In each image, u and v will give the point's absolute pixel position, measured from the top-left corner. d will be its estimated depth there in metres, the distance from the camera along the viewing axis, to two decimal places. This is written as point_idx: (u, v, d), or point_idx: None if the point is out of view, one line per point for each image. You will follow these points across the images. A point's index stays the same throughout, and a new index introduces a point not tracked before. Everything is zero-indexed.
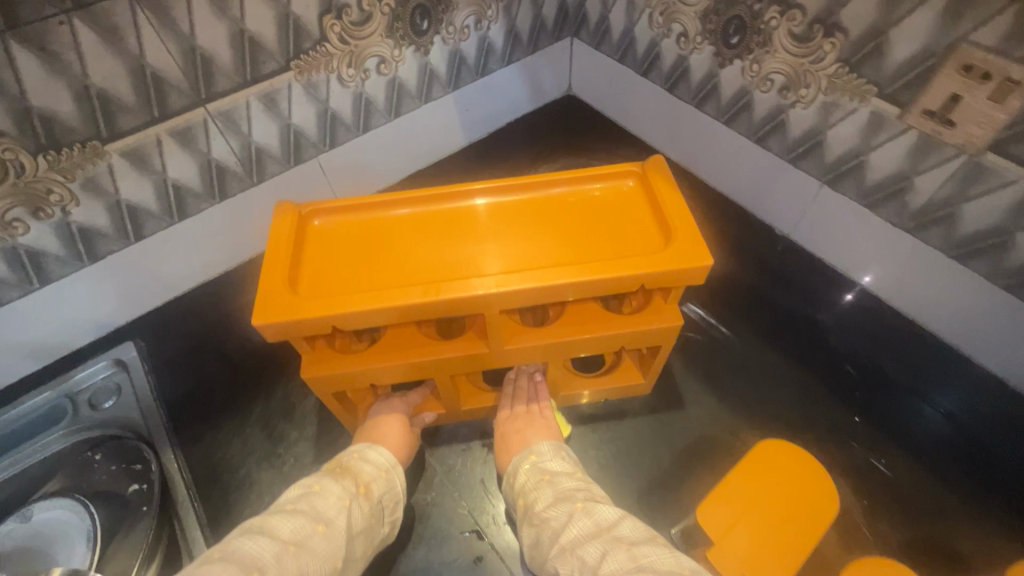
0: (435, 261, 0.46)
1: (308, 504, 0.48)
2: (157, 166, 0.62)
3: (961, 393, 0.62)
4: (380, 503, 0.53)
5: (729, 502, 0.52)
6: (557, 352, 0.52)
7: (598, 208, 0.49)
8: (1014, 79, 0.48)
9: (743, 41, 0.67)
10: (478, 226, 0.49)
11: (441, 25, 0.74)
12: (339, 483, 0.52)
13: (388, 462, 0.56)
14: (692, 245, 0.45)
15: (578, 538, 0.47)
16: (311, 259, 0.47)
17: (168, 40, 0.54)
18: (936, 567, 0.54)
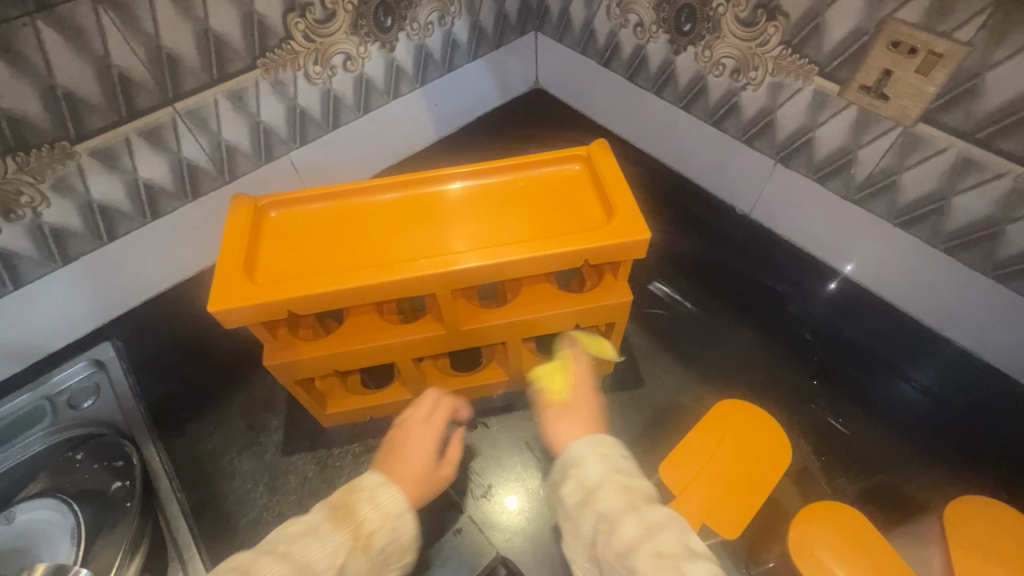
0: (389, 245, 0.47)
1: (297, 551, 0.42)
2: (128, 165, 0.63)
3: (941, 369, 0.64)
4: (382, 557, 0.46)
5: (692, 458, 0.56)
6: (511, 332, 0.54)
7: (545, 191, 0.51)
8: (938, 52, 0.51)
9: (694, 28, 0.70)
10: (431, 211, 0.50)
11: (405, 21, 0.76)
12: (338, 531, 0.44)
13: (398, 508, 0.47)
14: (634, 220, 0.47)
15: (675, 549, 0.39)
16: (266, 248, 0.47)
17: (133, 40, 0.56)
18: (888, 515, 0.57)
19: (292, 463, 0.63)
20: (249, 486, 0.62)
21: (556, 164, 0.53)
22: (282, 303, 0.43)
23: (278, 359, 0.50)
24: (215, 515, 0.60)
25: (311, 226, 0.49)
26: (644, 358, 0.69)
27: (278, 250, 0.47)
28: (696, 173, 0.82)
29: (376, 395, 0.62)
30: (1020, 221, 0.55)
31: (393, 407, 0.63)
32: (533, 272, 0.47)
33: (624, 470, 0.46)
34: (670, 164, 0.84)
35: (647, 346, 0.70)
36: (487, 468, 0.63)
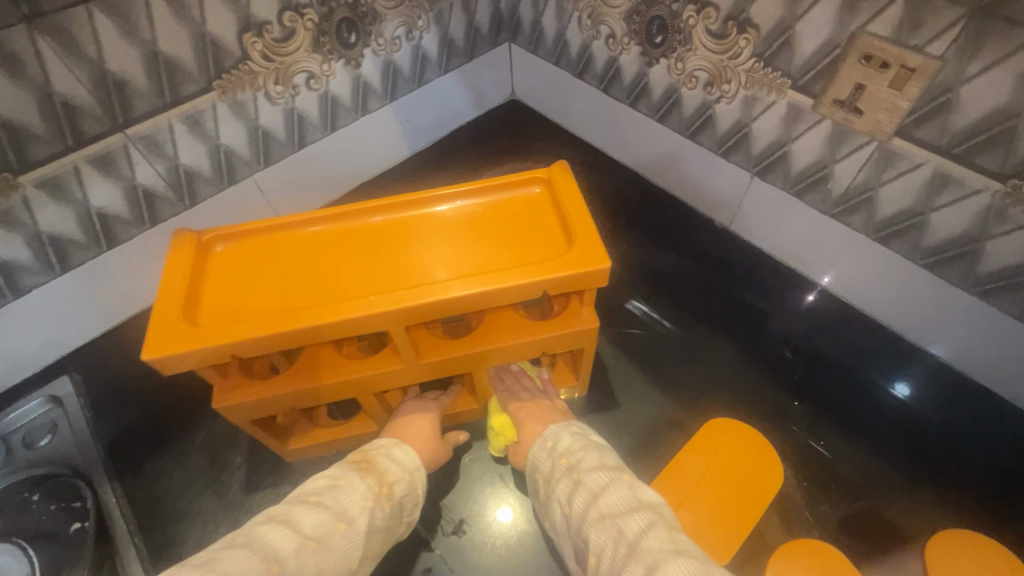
0: (341, 281, 0.46)
1: (332, 498, 0.46)
2: (78, 195, 0.60)
3: (922, 382, 0.63)
4: (402, 504, 0.51)
5: (681, 476, 0.58)
6: (474, 362, 0.52)
7: (505, 218, 0.50)
8: (911, 66, 0.49)
9: (665, 40, 0.68)
10: (386, 242, 0.49)
11: (370, 37, 0.73)
12: (364, 479, 0.49)
13: (413, 464, 0.53)
14: (593, 248, 0.45)
15: (617, 508, 0.46)
16: (212, 287, 0.46)
17: (76, 67, 0.53)
18: (871, 542, 0.55)
19: (255, 500, 0.61)
20: (211, 526, 0.60)
21: (517, 188, 0.51)
22: (225, 348, 0.42)
23: (229, 401, 0.48)
24: (173, 559, 0.58)
25: (261, 261, 0.48)
26: (621, 380, 0.67)
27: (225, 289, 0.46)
28: (675, 183, 0.80)
29: (341, 427, 0.60)
30: (999, 237, 0.53)
31: (361, 439, 0.61)
32: (490, 304, 0.45)
33: (571, 452, 0.54)
34: (649, 175, 0.83)
35: (624, 367, 0.68)
36: (459, 502, 0.60)
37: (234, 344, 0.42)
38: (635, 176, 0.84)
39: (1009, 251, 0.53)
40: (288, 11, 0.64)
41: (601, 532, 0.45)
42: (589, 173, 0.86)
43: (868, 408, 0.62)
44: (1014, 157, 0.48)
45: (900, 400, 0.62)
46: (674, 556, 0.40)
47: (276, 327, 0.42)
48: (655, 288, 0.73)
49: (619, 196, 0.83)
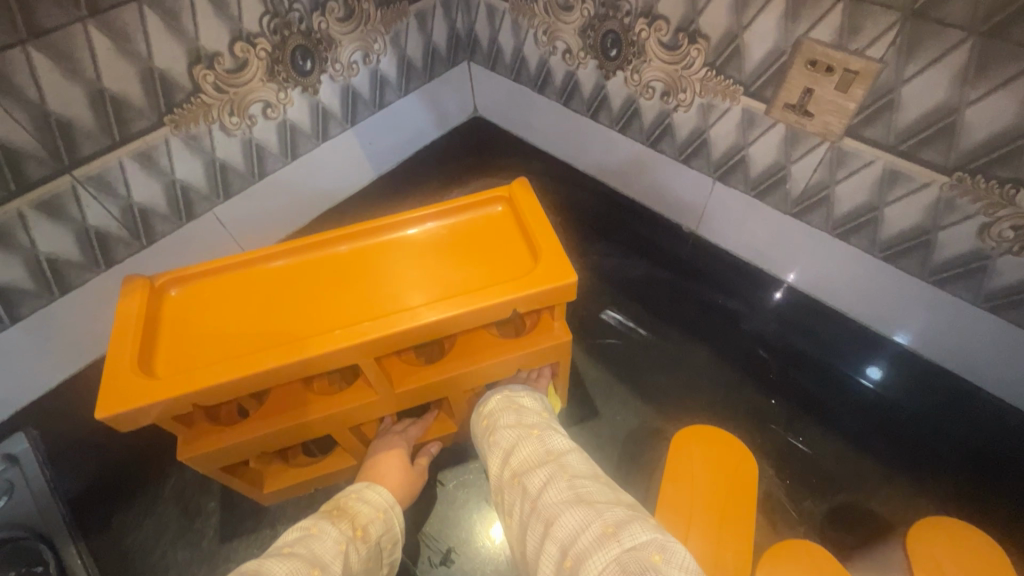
0: (311, 315, 0.46)
1: (304, 546, 0.45)
2: (25, 241, 0.58)
3: (893, 373, 0.64)
4: (378, 546, 0.50)
5: (676, 508, 0.52)
6: (448, 387, 0.52)
7: (468, 239, 0.51)
8: (854, 70, 0.51)
9: (620, 53, 0.69)
10: (351, 271, 0.49)
11: (326, 63, 0.72)
12: (336, 525, 0.48)
13: (386, 501, 0.52)
14: (560, 263, 0.46)
15: (527, 463, 0.50)
16: (177, 330, 0.46)
17: (16, 111, 0.51)
18: (856, 533, 0.56)
19: (233, 547, 0.59)
20: None
21: (478, 208, 0.52)
22: (194, 394, 0.41)
23: (198, 450, 0.46)
24: None
25: (226, 299, 0.48)
26: (600, 391, 0.67)
27: (190, 332, 0.46)
28: (640, 190, 0.81)
29: (317, 465, 0.58)
30: (949, 228, 0.55)
31: (338, 473, 0.60)
32: (462, 327, 0.46)
33: (492, 412, 0.55)
34: (616, 185, 0.84)
35: (603, 379, 0.68)
36: (444, 530, 0.58)
37: (202, 391, 0.41)
38: (603, 186, 0.85)
39: (959, 241, 0.55)
40: (239, 41, 0.62)
41: (511, 489, 0.50)
42: (555, 187, 0.87)
43: (842, 400, 0.64)
44: (957, 151, 0.50)
45: (872, 386, 0.64)
46: (570, 508, 0.44)
47: (246, 368, 0.41)
48: (628, 297, 0.74)
49: (586, 207, 0.84)
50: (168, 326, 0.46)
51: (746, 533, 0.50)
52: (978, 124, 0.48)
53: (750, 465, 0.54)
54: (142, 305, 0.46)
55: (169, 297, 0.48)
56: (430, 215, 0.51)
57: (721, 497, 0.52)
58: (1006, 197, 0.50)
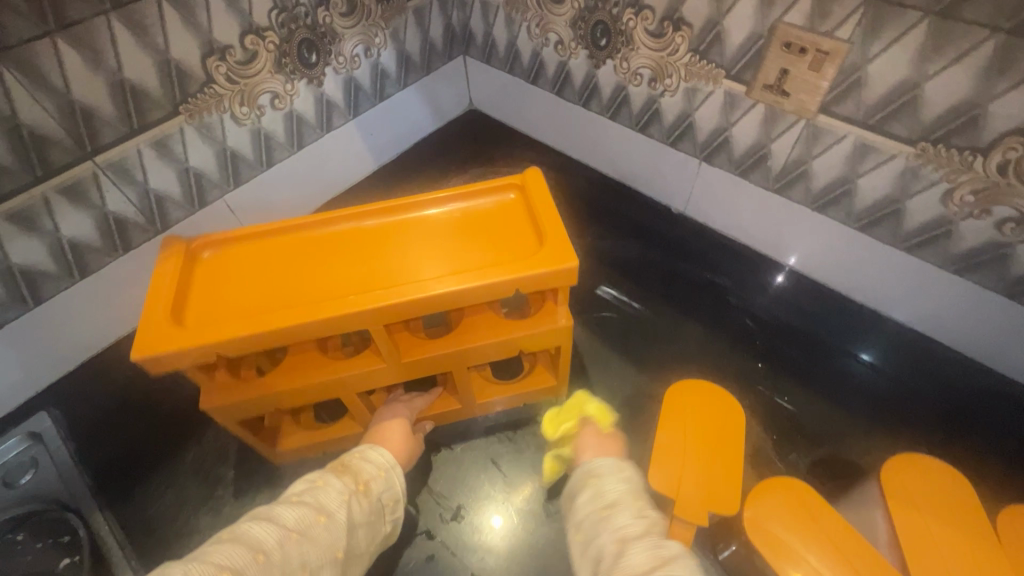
0: (330, 282, 0.50)
1: (311, 495, 0.48)
2: (48, 225, 0.61)
3: (880, 343, 0.68)
4: (380, 501, 0.52)
5: (670, 455, 0.55)
6: (454, 362, 0.55)
7: (480, 222, 0.55)
8: (825, 50, 0.56)
9: (610, 43, 0.74)
10: (370, 243, 0.53)
11: (330, 56, 0.76)
12: (340, 479, 0.51)
13: (388, 461, 0.55)
14: (563, 248, 0.50)
15: None
16: (204, 289, 0.50)
17: (43, 98, 0.54)
18: (837, 481, 0.60)
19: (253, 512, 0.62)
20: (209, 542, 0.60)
21: (491, 194, 0.56)
22: (217, 346, 0.45)
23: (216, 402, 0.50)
24: None
25: (251, 263, 0.52)
26: (598, 361, 0.71)
27: (217, 291, 0.50)
28: (631, 176, 0.85)
29: (326, 430, 0.62)
30: (916, 196, 0.59)
31: (347, 441, 0.63)
32: (468, 302, 0.49)
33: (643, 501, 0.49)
34: (608, 172, 0.88)
35: (600, 350, 0.72)
36: (454, 490, 0.62)
37: (224, 343, 0.45)
38: (595, 172, 0.90)
39: (925, 208, 0.59)
40: (250, 34, 0.66)
41: None
42: (549, 174, 0.91)
43: (833, 369, 0.68)
44: (920, 124, 0.55)
45: (867, 361, 0.68)
46: None
47: (265, 325, 0.45)
48: (622, 274, 0.78)
49: (580, 193, 0.88)
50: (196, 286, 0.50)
51: (736, 475, 0.54)
52: (938, 96, 0.52)
53: (737, 410, 0.59)
54: (177, 263, 0.50)
55: (198, 260, 0.52)
56: (447, 196, 0.55)
57: (709, 444, 0.56)
58: (966, 163, 0.54)
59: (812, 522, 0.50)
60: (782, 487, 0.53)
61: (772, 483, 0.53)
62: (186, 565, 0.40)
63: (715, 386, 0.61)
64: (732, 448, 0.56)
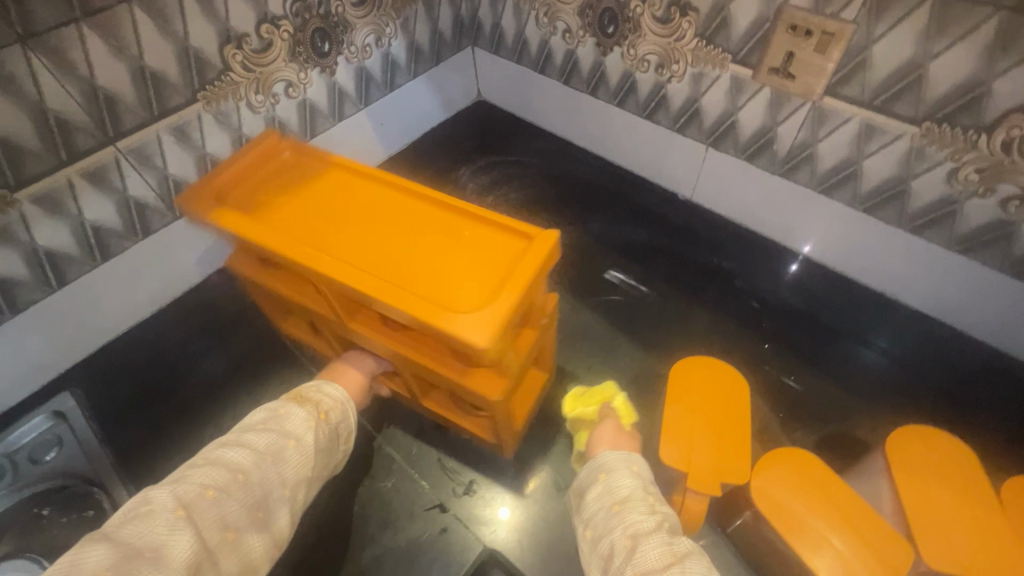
0: (335, 233, 0.58)
1: (276, 423, 0.53)
2: (72, 209, 0.62)
3: (892, 331, 0.69)
4: (337, 428, 0.57)
5: (679, 430, 0.56)
6: (398, 359, 0.58)
7: (465, 258, 0.54)
8: (830, 32, 0.57)
9: (617, 30, 0.75)
10: (395, 216, 0.59)
11: (343, 45, 0.77)
12: (301, 408, 0.55)
13: (343, 396, 0.59)
14: (489, 322, 0.48)
15: None
16: (266, 183, 0.63)
17: (69, 84, 0.56)
18: (844, 458, 0.61)
19: None
20: None
21: (503, 237, 0.55)
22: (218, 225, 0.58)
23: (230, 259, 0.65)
24: None
25: (307, 187, 0.62)
26: (605, 343, 0.72)
27: (269, 190, 0.63)
28: (638, 163, 0.86)
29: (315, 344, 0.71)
30: (921, 175, 0.60)
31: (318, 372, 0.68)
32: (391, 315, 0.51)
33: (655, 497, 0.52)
34: (614, 159, 0.89)
35: (607, 332, 0.73)
36: (466, 465, 0.64)
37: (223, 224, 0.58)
38: (602, 161, 0.91)
39: (931, 188, 0.60)
40: (265, 23, 0.67)
41: None
42: (557, 163, 0.93)
43: (842, 353, 0.68)
44: (925, 104, 0.56)
45: (879, 349, 0.68)
46: None
47: (251, 233, 0.56)
48: (629, 259, 0.79)
49: (588, 180, 0.89)
50: (264, 176, 0.64)
51: (745, 447, 0.55)
52: (943, 75, 0.53)
53: (742, 385, 0.60)
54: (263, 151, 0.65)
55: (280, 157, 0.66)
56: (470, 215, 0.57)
57: (714, 418, 0.57)
58: (970, 142, 0.55)
59: (821, 493, 0.52)
60: (793, 458, 0.54)
61: (782, 454, 0.54)
62: (174, 487, 0.47)
63: (723, 364, 0.63)
64: (738, 422, 0.57)
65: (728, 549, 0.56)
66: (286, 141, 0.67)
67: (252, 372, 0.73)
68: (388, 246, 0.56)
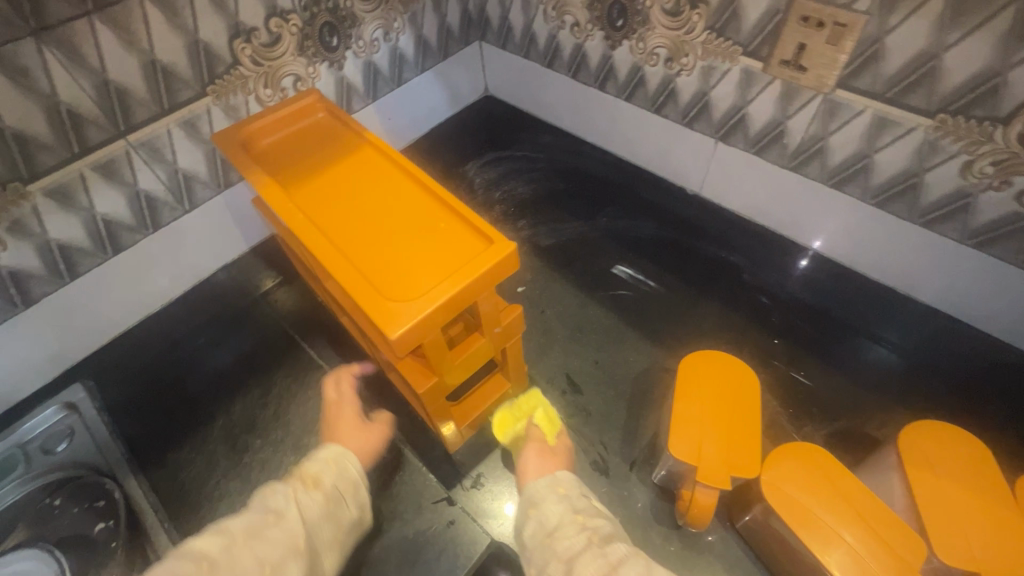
0: (333, 197, 0.59)
1: (261, 501, 0.48)
2: (85, 202, 0.63)
3: (904, 327, 0.68)
4: (336, 488, 0.53)
5: (688, 424, 0.56)
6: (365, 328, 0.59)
7: (426, 251, 0.53)
8: (843, 23, 0.56)
9: (626, 23, 0.74)
10: (395, 195, 0.59)
11: (351, 39, 0.77)
12: (288, 484, 0.51)
13: (335, 453, 0.56)
14: (409, 315, 0.47)
15: None
16: (293, 138, 0.66)
17: (80, 77, 0.56)
18: (854, 453, 0.61)
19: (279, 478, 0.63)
20: (238, 506, 0.62)
21: (472, 238, 0.54)
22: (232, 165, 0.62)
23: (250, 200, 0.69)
24: None
25: (327, 150, 0.64)
26: (613, 337, 0.72)
27: (291, 146, 0.65)
28: (645, 157, 0.86)
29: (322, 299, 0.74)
30: (934, 168, 0.59)
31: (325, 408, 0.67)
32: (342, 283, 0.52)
33: (586, 509, 0.53)
34: (622, 154, 0.89)
35: (615, 327, 0.73)
36: (474, 459, 0.64)
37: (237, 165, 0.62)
38: (610, 156, 0.91)
39: (945, 181, 0.59)
40: (274, 17, 0.67)
41: None
42: (564, 157, 0.92)
43: (852, 349, 0.68)
44: (939, 95, 0.55)
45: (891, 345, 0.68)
46: None
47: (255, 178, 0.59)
48: (637, 254, 0.79)
49: (595, 175, 0.89)
50: (293, 130, 0.67)
51: (755, 442, 0.55)
52: (958, 66, 0.52)
53: (752, 379, 0.60)
54: (297, 108, 0.67)
55: (312, 116, 0.68)
56: (454, 210, 0.56)
57: (724, 412, 0.57)
58: (985, 134, 0.54)
59: (830, 486, 0.51)
60: (805, 452, 0.53)
61: (793, 448, 0.54)
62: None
63: (732, 358, 0.62)
64: (748, 415, 0.57)
65: (736, 543, 0.56)
66: (323, 103, 0.69)
67: (261, 363, 0.73)
68: (373, 221, 0.57)
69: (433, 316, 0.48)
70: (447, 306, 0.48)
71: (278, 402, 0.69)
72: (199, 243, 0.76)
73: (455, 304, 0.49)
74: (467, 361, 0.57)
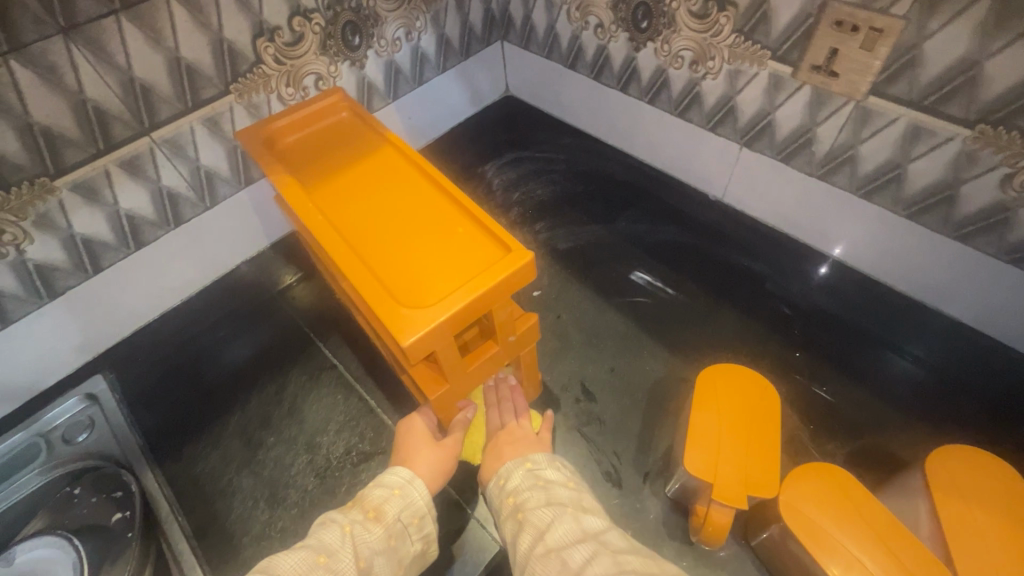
0: (353, 199, 0.59)
1: (314, 538, 0.48)
2: (109, 197, 0.64)
3: (933, 343, 0.66)
4: (399, 523, 0.52)
5: (706, 441, 0.55)
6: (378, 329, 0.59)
7: (443, 257, 0.53)
8: (878, 28, 0.54)
9: (651, 25, 0.72)
10: (414, 198, 0.59)
11: (373, 39, 0.77)
12: (347, 513, 0.51)
13: (404, 478, 0.54)
14: (422, 322, 0.46)
15: (563, 541, 0.47)
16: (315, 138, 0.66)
17: (106, 74, 0.57)
18: (877, 473, 0.59)
19: (292, 475, 0.64)
20: (251, 502, 0.62)
21: (489, 245, 0.53)
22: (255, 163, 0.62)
23: None
24: (218, 534, 0.60)
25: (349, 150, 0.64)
26: (630, 345, 0.71)
27: (313, 146, 0.65)
28: (667, 161, 0.85)
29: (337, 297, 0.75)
30: (971, 180, 0.57)
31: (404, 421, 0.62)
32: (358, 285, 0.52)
33: (518, 489, 0.54)
34: (644, 156, 0.88)
35: (632, 334, 0.72)
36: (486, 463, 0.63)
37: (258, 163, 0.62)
38: (632, 159, 0.89)
39: (983, 193, 0.57)
40: (297, 16, 0.67)
41: (545, 566, 0.45)
42: (584, 160, 0.91)
43: (878, 365, 0.66)
44: (979, 104, 0.53)
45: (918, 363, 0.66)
46: None
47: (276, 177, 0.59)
48: (657, 260, 0.78)
49: (615, 178, 0.88)
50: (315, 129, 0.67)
51: (775, 462, 0.53)
52: (1000, 75, 0.50)
53: (771, 394, 0.58)
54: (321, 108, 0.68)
55: (334, 116, 0.68)
56: (471, 217, 0.55)
57: (743, 427, 0.56)
58: None
59: (851, 509, 0.50)
60: (825, 474, 0.52)
61: (814, 470, 0.52)
62: None
63: (751, 371, 0.61)
64: (767, 432, 0.55)
65: (750, 561, 0.55)
66: (344, 103, 0.69)
67: (276, 360, 0.73)
68: (391, 224, 0.57)
69: (449, 324, 0.47)
70: (463, 315, 0.48)
71: (292, 399, 0.70)
72: (219, 239, 0.77)
73: (470, 312, 0.48)
74: (479, 368, 0.56)
